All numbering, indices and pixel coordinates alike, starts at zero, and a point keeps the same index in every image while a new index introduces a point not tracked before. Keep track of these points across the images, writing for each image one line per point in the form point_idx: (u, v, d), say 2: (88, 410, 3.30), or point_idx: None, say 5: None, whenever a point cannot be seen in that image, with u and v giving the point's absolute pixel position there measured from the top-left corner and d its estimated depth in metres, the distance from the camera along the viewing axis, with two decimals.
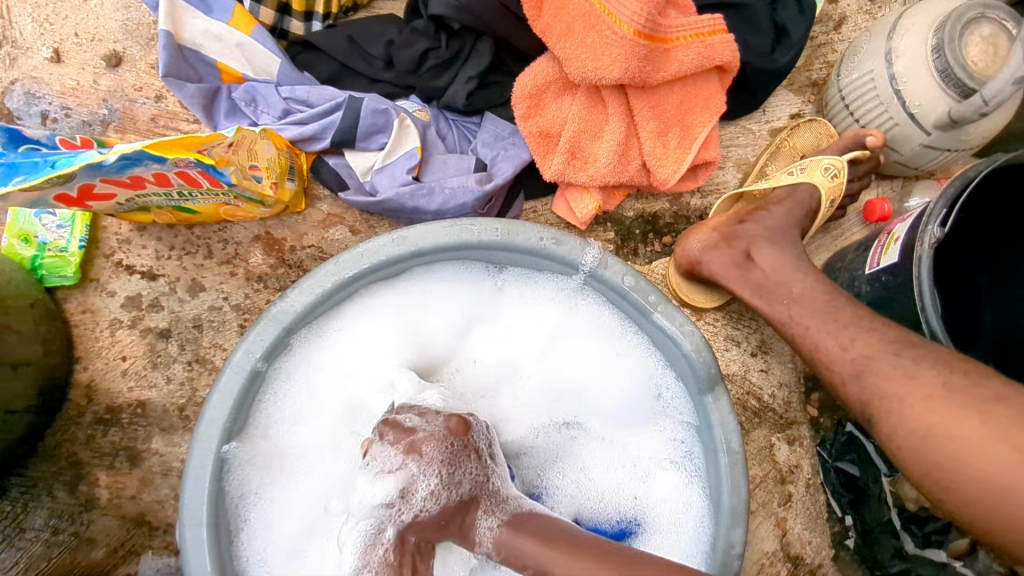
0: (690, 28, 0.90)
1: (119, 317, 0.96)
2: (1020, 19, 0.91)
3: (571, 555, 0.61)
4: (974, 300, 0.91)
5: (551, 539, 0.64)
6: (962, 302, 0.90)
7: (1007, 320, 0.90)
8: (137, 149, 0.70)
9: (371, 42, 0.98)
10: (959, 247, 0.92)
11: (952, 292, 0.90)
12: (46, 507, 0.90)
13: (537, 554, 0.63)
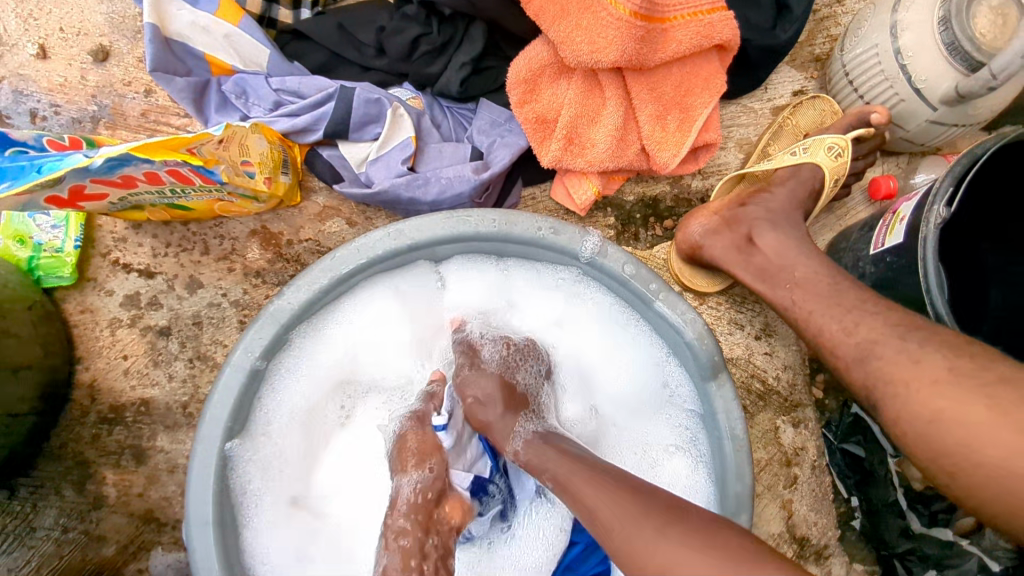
0: (687, 6, 0.88)
1: (118, 316, 0.96)
2: None
3: (589, 474, 0.65)
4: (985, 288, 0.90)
5: (572, 457, 0.69)
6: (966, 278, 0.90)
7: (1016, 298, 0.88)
8: (123, 152, 0.69)
9: (361, 30, 0.96)
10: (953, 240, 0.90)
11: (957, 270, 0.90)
12: (55, 506, 0.91)
13: (555, 464, 0.69)
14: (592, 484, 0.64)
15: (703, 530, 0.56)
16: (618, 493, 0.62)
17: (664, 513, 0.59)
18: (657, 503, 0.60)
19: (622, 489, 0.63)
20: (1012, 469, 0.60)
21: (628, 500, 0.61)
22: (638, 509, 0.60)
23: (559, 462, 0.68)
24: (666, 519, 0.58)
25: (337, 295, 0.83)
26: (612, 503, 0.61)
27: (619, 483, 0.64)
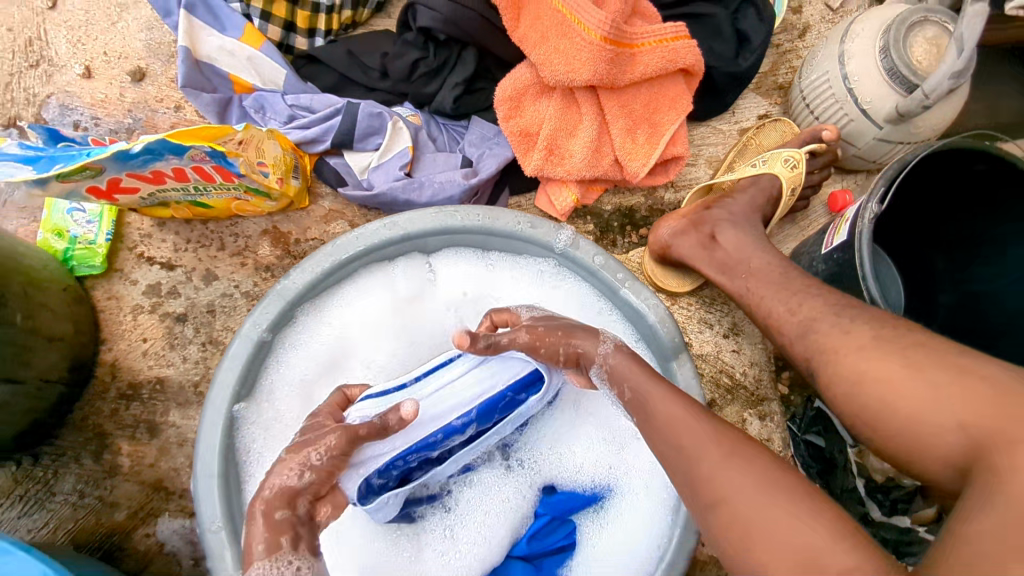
0: (654, 34, 0.99)
1: (140, 303, 1.06)
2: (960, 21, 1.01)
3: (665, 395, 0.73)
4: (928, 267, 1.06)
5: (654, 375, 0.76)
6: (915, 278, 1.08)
7: (962, 290, 1.03)
8: (160, 137, 0.79)
9: (368, 55, 1.09)
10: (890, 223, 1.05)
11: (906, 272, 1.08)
12: (75, 473, 1.00)
13: (634, 388, 0.75)
14: (677, 408, 0.71)
15: (758, 467, 0.64)
16: (694, 423, 0.69)
17: (738, 443, 0.66)
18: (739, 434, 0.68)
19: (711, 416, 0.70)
20: (924, 419, 0.69)
21: (711, 426, 0.69)
22: (711, 435, 0.68)
23: (644, 381, 0.75)
24: (734, 448, 0.66)
25: (338, 281, 0.93)
26: (696, 425, 0.69)
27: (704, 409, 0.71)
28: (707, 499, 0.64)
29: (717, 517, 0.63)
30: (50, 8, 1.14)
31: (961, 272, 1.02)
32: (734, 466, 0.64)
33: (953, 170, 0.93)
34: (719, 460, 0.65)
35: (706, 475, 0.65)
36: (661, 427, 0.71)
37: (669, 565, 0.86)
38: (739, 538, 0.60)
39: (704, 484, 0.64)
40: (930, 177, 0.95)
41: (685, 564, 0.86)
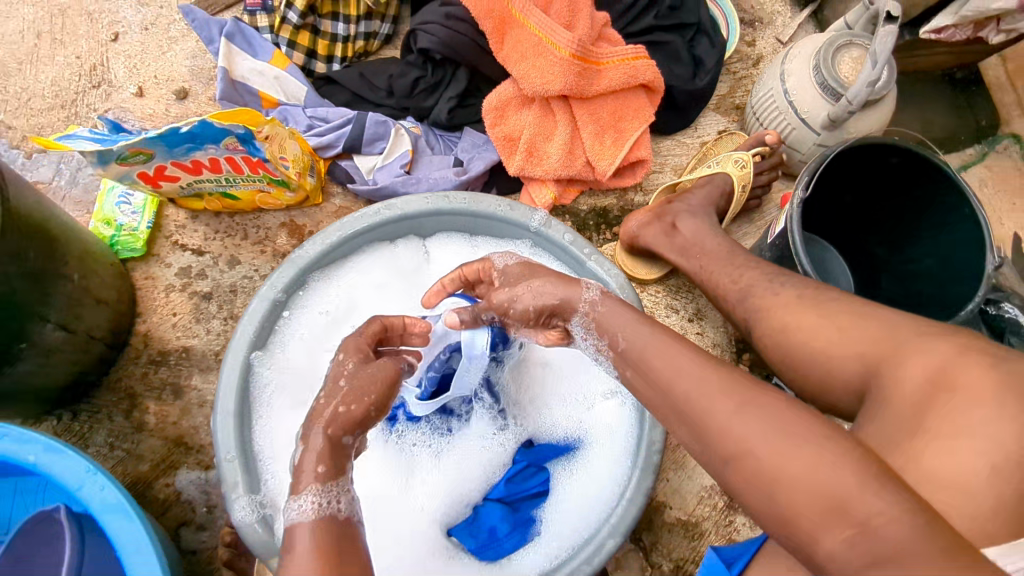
0: (617, 54, 1.18)
1: (172, 283, 1.21)
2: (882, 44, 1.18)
3: (681, 354, 0.74)
4: (863, 249, 1.24)
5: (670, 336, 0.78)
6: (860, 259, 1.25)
7: (896, 271, 1.19)
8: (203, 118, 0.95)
9: (377, 76, 1.27)
10: (825, 210, 1.22)
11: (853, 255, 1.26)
12: (106, 428, 1.12)
13: (644, 345, 0.78)
14: (682, 363, 0.73)
15: (777, 410, 0.65)
16: (710, 380, 0.70)
17: (743, 391, 0.68)
18: (744, 380, 0.69)
19: (718, 365, 0.72)
20: (828, 351, 0.80)
21: (715, 376, 0.70)
22: (722, 387, 0.69)
23: (649, 340, 0.78)
24: (741, 397, 0.67)
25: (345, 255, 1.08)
26: (703, 378, 0.70)
27: (707, 359, 0.73)
28: (725, 453, 0.65)
29: (736, 471, 0.64)
30: (112, 40, 1.35)
31: (893, 258, 1.19)
32: (746, 415, 0.65)
33: (872, 165, 1.11)
34: (728, 411, 0.66)
35: (720, 428, 0.66)
36: (670, 384, 0.73)
37: (628, 502, 0.95)
38: (760, 487, 0.62)
39: (720, 438, 0.66)
40: (858, 173, 1.13)
41: (644, 501, 0.95)
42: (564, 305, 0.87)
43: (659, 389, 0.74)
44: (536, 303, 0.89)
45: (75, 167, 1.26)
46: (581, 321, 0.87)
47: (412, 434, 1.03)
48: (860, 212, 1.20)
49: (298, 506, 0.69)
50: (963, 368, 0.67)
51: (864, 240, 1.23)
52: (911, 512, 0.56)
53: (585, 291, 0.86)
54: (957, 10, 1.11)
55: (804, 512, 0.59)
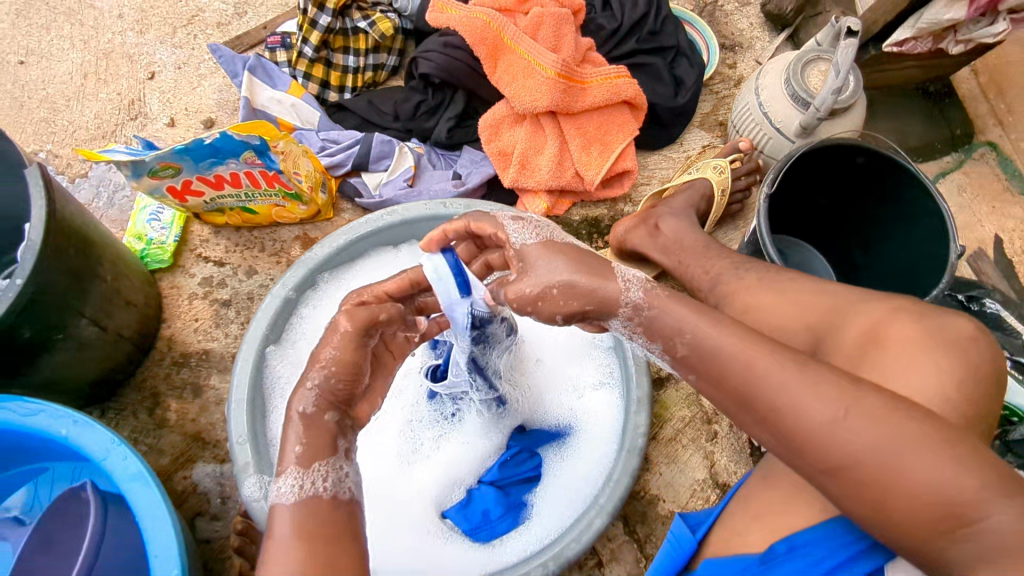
0: (601, 74, 1.30)
1: (196, 291, 1.32)
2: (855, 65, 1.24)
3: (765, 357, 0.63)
4: (843, 249, 1.30)
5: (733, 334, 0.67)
6: (841, 259, 1.32)
7: (873, 267, 1.25)
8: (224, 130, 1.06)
9: (384, 103, 1.40)
10: (803, 213, 1.30)
11: (835, 255, 1.33)
12: (132, 424, 1.20)
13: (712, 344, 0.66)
14: (768, 368, 0.63)
15: (879, 416, 0.58)
16: (797, 383, 0.61)
17: (845, 395, 0.60)
18: (837, 379, 0.61)
19: (805, 365, 0.62)
20: (783, 326, 0.89)
21: (811, 380, 0.61)
22: (816, 393, 0.60)
23: (721, 338, 0.66)
24: (846, 403, 0.59)
25: (351, 258, 1.18)
26: (797, 384, 0.61)
27: (794, 359, 0.63)
28: (825, 469, 0.59)
29: (842, 484, 0.59)
30: (149, 78, 1.50)
31: (871, 254, 1.25)
32: (851, 426, 0.58)
33: (839, 167, 1.19)
34: (831, 425, 0.59)
35: (823, 442, 0.59)
36: (749, 391, 0.63)
37: (616, 481, 0.99)
38: (874, 504, 0.58)
39: (821, 452, 0.59)
40: (828, 175, 1.21)
41: (629, 480, 0.99)
42: (600, 309, 0.74)
43: (736, 394, 0.65)
44: (565, 306, 0.74)
45: (113, 190, 1.39)
46: (623, 326, 0.76)
47: (416, 421, 1.11)
48: (839, 212, 1.27)
49: (281, 491, 0.68)
50: (891, 324, 0.77)
51: (845, 240, 1.30)
52: (1009, 501, 0.56)
53: (625, 291, 0.73)
54: (913, 23, 1.20)
55: (916, 520, 0.57)
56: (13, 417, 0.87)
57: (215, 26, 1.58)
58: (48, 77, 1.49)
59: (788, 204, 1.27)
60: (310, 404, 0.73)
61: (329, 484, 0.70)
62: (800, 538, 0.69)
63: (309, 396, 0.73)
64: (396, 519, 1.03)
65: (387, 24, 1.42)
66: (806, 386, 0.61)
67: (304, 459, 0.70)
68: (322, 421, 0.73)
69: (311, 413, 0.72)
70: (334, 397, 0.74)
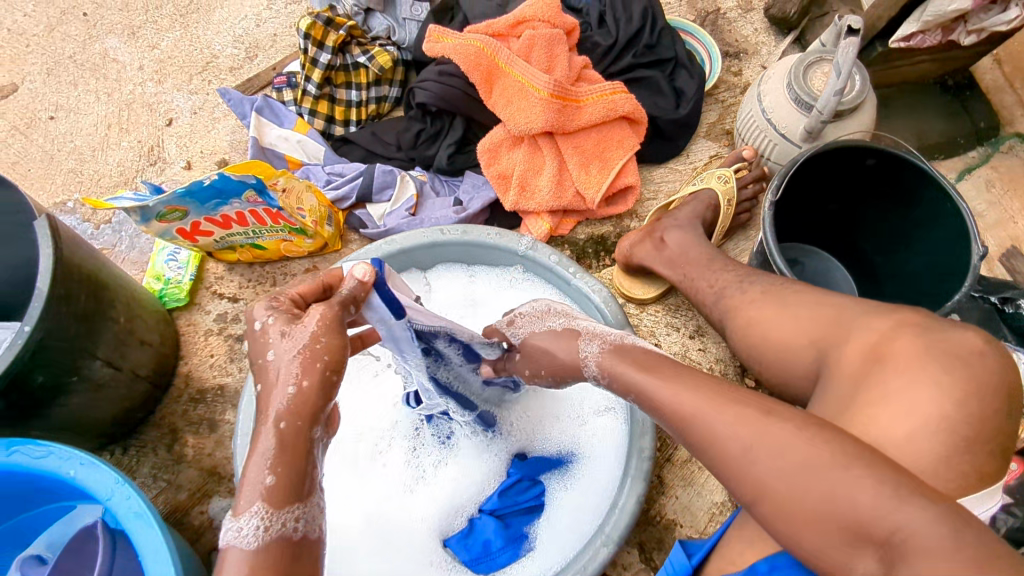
0: (596, 91, 1.31)
1: (211, 327, 1.35)
2: (864, 67, 1.18)
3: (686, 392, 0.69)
4: (861, 255, 1.25)
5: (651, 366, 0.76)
6: (860, 266, 1.26)
7: (894, 273, 1.19)
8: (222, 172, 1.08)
9: (387, 133, 1.41)
10: (816, 219, 1.25)
11: (854, 262, 1.27)
12: (151, 461, 1.23)
13: (637, 382, 0.76)
14: (692, 406, 0.68)
15: (792, 446, 0.61)
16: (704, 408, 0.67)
17: (755, 428, 0.63)
18: (752, 413, 0.64)
19: (728, 401, 0.66)
20: (785, 342, 0.86)
21: (728, 417, 0.65)
22: (740, 425, 0.64)
23: (653, 382, 0.74)
24: (754, 436, 0.63)
25: None
26: (714, 418, 0.65)
27: (719, 396, 0.67)
28: (747, 497, 0.63)
29: (765, 511, 0.61)
30: (167, 125, 1.57)
31: (890, 260, 1.20)
32: (759, 459, 0.62)
33: (851, 170, 1.14)
34: (740, 456, 0.63)
35: (740, 471, 0.63)
36: (677, 421, 0.69)
37: (621, 509, 0.96)
38: (789, 525, 0.60)
39: (740, 481, 0.63)
40: (839, 179, 1.16)
41: (635, 508, 0.96)
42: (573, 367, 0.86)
43: (671, 426, 0.70)
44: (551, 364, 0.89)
45: (134, 233, 1.45)
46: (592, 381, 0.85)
47: (419, 449, 1.10)
48: (853, 217, 1.22)
49: (243, 532, 0.60)
50: (893, 341, 0.72)
51: (863, 246, 1.24)
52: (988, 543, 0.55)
53: (584, 358, 0.84)
54: (919, 17, 1.14)
55: (829, 543, 0.58)
56: (25, 459, 0.90)
57: (227, 70, 1.64)
58: (75, 129, 1.57)
59: (797, 209, 1.22)
60: (289, 412, 0.64)
61: (300, 525, 0.63)
62: (781, 559, 0.68)
63: (288, 403, 0.64)
64: (401, 550, 1.03)
65: (386, 57, 1.46)
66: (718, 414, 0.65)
67: (277, 492, 0.62)
68: (303, 437, 0.65)
69: (292, 428, 0.64)
70: (316, 409, 0.66)
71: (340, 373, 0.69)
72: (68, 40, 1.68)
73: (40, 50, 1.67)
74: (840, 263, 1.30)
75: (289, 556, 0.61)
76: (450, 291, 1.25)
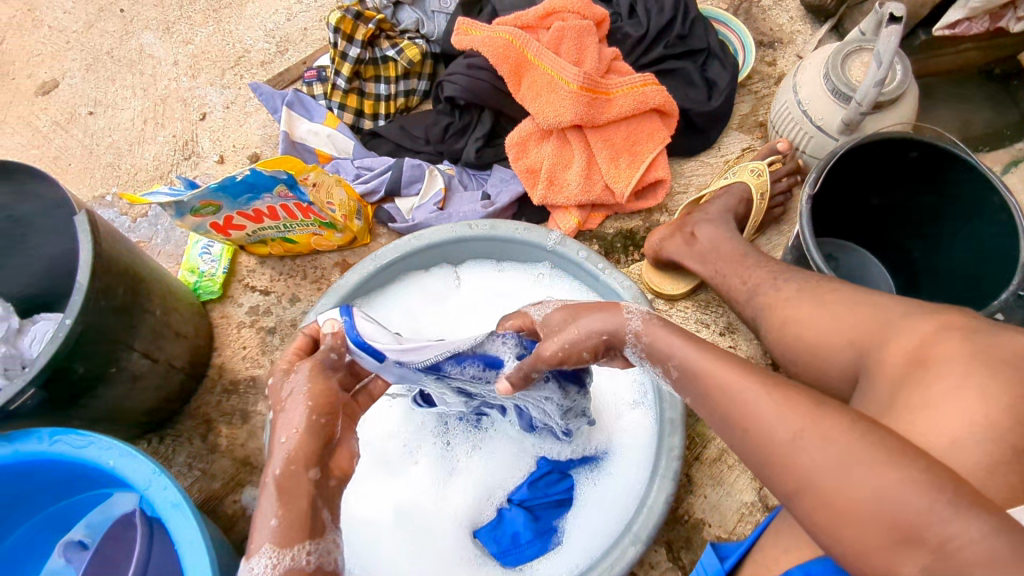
0: (625, 83, 1.29)
1: (244, 320, 1.38)
2: (906, 55, 1.14)
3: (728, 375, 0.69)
4: (900, 252, 1.22)
5: (693, 354, 0.74)
6: (898, 263, 1.23)
7: (935, 270, 1.16)
8: (254, 167, 1.09)
9: (415, 127, 1.41)
10: (853, 214, 1.22)
11: (891, 258, 1.24)
12: (187, 450, 1.26)
13: (679, 360, 0.75)
14: (739, 391, 0.67)
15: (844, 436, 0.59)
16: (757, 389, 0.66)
17: (808, 416, 0.62)
18: (808, 402, 0.63)
19: (776, 386, 0.65)
20: (822, 342, 0.84)
21: (776, 399, 0.64)
22: (789, 410, 0.63)
23: (704, 362, 0.72)
24: (805, 423, 0.61)
25: (383, 285, 1.19)
26: (762, 402, 0.64)
27: (768, 382, 0.66)
28: (786, 488, 0.61)
29: (806, 503, 0.60)
30: (200, 119, 1.60)
31: (931, 256, 1.16)
32: (809, 445, 0.60)
33: (893, 162, 1.10)
34: (789, 442, 0.61)
35: (784, 460, 0.61)
36: (725, 407, 0.68)
37: (649, 509, 0.95)
38: (832, 523, 0.58)
39: (783, 469, 0.61)
40: (880, 172, 1.12)
41: (664, 507, 0.95)
42: (613, 337, 0.81)
43: (717, 414, 0.69)
44: (587, 345, 0.81)
45: (169, 227, 1.48)
46: (634, 350, 0.82)
47: (450, 443, 1.11)
48: (893, 212, 1.18)
49: (254, 573, 0.64)
50: (938, 343, 0.70)
51: (901, 243, 1.21)
52: None
53: (629, 322, 0.81)
54: (965, 3, 1.10)
55: (870, 546, 0.56)
56: (68, 448, 0.93)
57: (259, 65, 1.66)
58: (113, 124, 1.61)
59: (834, 203, 1.18)
60: (281, 460, 0.70)
61: (312, 557, 0.67)
62: (817, 567, 0.67)
63: (283, 453, 0.70)
64: (429, 544, 1.04)
65: (415, 50, 1.45)
66: (770, 400, 0.64)
67: (281, 532, 0.66)
68: (299, 479, 0.70)
69: (287, 474, 0.69)
70: (314, 452, 0.72)
71: (327, 416, 0.75)
72: (106, 36, 1.72)
73: (79, 47, 1.70)
74: (876, 258, 1.26)
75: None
76: (479, 286, 1.24)
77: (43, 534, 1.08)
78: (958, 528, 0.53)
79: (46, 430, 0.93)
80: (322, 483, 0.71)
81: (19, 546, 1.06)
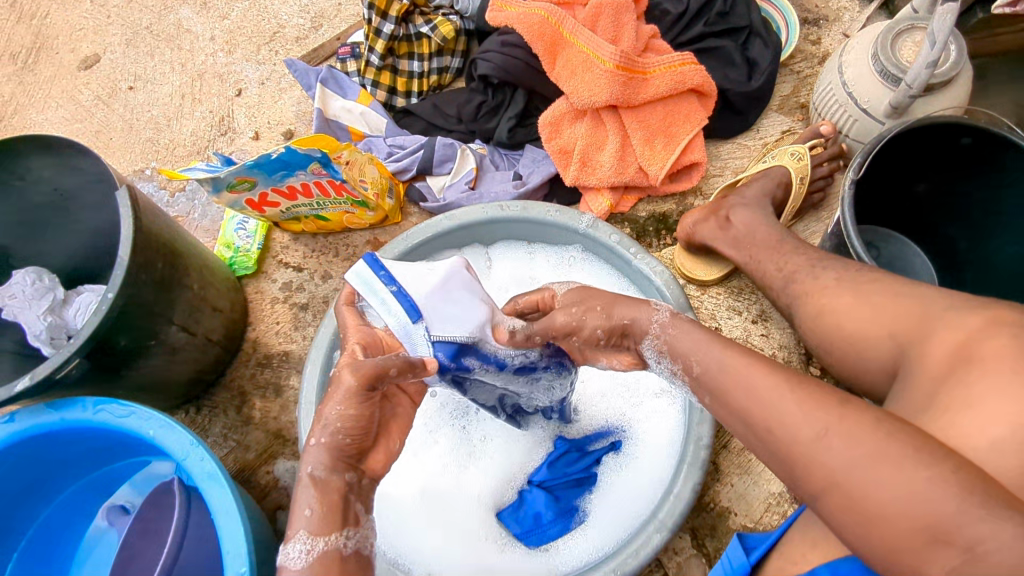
0: (663, 63, 1.26)
1: (277, 295, 1.40)
2: (961, 35, 1.09)
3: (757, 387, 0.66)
4: (946, 244, 1.18)
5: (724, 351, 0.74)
6: (943, 254, 1.19)
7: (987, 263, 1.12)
8: (289, 145, 1.10)
9: (447, 105, 1.41)
10: (900, 202, 1.18)
11: (936, 249, 1.20)
12: (221, 421, 1.30)
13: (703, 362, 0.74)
14: (759, 393, 0.66)
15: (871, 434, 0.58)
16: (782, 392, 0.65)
17: (838, 411, 0.61)
18: (835, 400, 0.62)
19: (785, 404, 0.64)
20: (861, 335, 0.82)
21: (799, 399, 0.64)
22: (819, 412, 0.62)
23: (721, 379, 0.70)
24: (831, 429, 0.60)
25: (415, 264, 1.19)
26: (792, 398, 0.64)
27: (775, 402, 0.64)
28: (814, 487, 0.60)
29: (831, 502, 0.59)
30: (236, 95, 1.61)
31: (980, 249, 1.12)
32: (838, 442, 0.59)
33: (945, 147, 1.06)
34: (812, 441, 0.60)
35: (817, 452, 0.60)
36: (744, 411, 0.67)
37: (676, 497, 0.95)
38: (855, 521, 0.57)
39: (812, 465, 0.60)
40: (930, 156, 1.08)
41: (691, 496, 0.95)
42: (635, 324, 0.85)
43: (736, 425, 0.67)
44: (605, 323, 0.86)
45: (206, 202, 1.50)
46: (653, 346, 0.84)
47: (468, 428, 1.12)
48: (943, 203, 1.14)
49: (289, 556, 0.65)
50: (984, 341, 0.67)
51: (949, 234, 1.16)
52: None
53: (656, 315, 0.85)
54: None
55: (900, 554, 0.55)
56: (110, 417, 0.96)
57: (294, 40, 1.66)
58: (152, 99, 1.63)
59: (876, 189, 1.14)
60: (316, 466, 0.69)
61: (348, 540, 0.68)
62: (844, 566, 0.66)
63: (319, 455, 0.69)
64: (454, 526, 1.04)
65: (449, 27, 1.44)
66: (794, 404, 0.63)
67: (314, 523, 0.67)
68: (330, 481, 0.69)
69: (321, 474, 0.69)
70: (344, 458, 0.71)
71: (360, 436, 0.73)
72: (145, 10, 1.74)
73: (119, 21, 1.73)
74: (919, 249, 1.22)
75: (337, 569, 0.66)
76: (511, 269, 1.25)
77: (85, 497, 1.13)
78: (979, 536, 0.52)
79: (91, 399, 0.96)
80: (356, 484, 0.72)
81: (65, 509, 1.11)
